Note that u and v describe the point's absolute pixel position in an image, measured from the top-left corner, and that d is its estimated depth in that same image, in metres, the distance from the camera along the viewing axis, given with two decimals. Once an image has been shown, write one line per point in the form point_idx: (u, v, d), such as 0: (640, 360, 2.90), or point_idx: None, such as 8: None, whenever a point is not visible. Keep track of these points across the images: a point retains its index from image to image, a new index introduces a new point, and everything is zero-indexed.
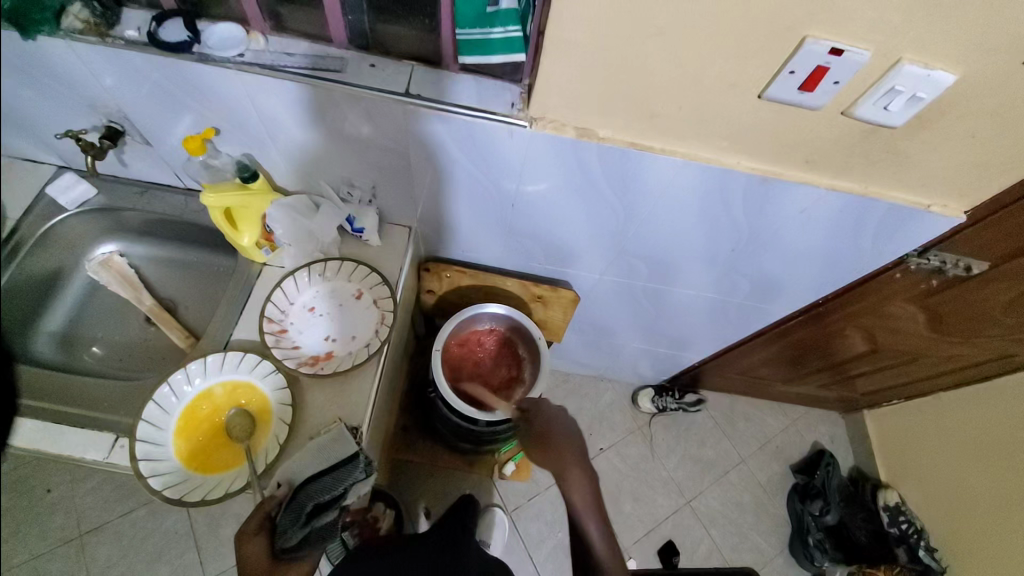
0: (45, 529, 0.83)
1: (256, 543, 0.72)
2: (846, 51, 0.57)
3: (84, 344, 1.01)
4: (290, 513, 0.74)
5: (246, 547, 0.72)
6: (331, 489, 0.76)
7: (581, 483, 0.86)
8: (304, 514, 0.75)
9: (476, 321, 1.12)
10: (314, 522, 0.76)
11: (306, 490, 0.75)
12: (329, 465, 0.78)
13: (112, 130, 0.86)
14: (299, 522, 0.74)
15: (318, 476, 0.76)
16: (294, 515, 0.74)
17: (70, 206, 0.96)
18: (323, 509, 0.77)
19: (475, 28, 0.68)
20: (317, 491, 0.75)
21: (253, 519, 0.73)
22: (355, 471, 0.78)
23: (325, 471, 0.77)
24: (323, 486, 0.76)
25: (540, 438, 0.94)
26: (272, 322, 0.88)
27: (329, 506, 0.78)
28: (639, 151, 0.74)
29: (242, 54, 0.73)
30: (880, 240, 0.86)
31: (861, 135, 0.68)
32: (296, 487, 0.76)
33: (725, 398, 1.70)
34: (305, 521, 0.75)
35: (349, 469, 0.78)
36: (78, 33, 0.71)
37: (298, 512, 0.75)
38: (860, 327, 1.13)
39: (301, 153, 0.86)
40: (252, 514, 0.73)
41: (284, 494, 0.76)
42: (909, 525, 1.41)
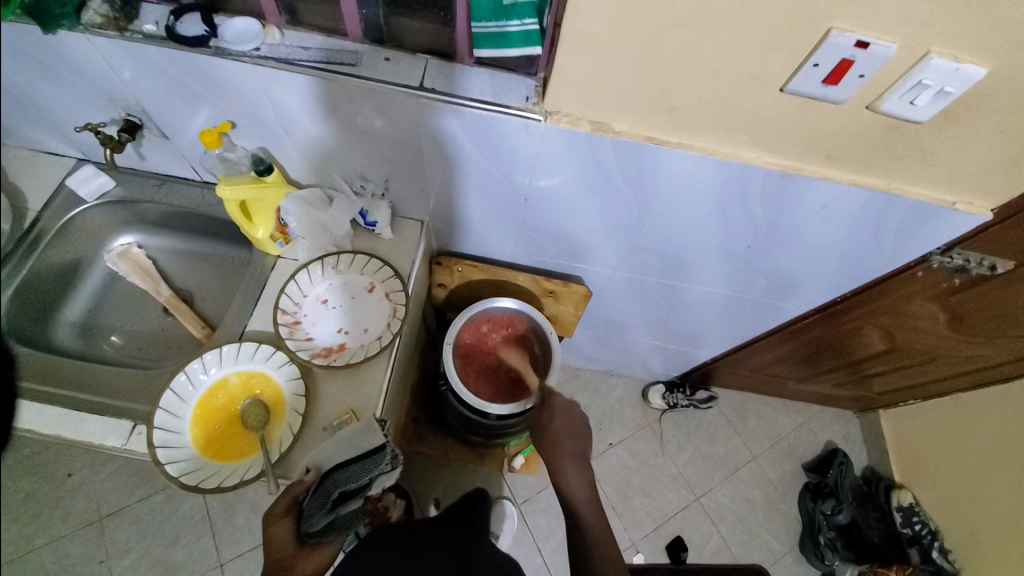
0: (66, 512, 0.85)
1: (282, 525, 0.73)
2: (873, 44, 0.55)
3: (103, 333, 1.03)
4: (317, 499, 0.74)
5: (273, 528, 0.73)
6: (357, 478, 0.77)
7: (579, 473, 0.93)
8: (331, 500, 0.75)
9: (492, 315, 1.11)
10: (338, 509, 0.76)
11: (335, 477, 0.76)
12: (358, 454, 0.79)
13: (130, 123, 0.87)
14: (325, 509, 0.74)
15: (346, 464, 0.77)
16: (320, 501, 0.75)
17: (89, 197, 0.98)
18: (347, 498, 0.78)
19: (491, 21, 0.67)
20: (344, 479, 0.76)
21: (283, 501, 0.74)
22: (381, 463, 0.79)
23: (353, 460, 0.78)
24: (350, 475, 0.77)
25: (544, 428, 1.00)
26: (286, 314, 0.89)
27: (352, 495, 0.78)
28: (655, 146, 0.73)
29: (257, 48, 0.72)
30: (902, 237, 0.83)
31: (886, 130, 0.66)
32: (323, 473, 0.77)
33: (737, 395, 1.69)
34: (330, 508, 0.75)
35: (376, 461, 0.79)
36: (97, 28, 0.72)
37: (325, 498, 0.75)
38: (878, 325, 1.11)
39: (314, 146, 0.86)
40: (280, 497, 0.75)
41: (313, 480, 0.76)
42: (923, 526, 1.39)
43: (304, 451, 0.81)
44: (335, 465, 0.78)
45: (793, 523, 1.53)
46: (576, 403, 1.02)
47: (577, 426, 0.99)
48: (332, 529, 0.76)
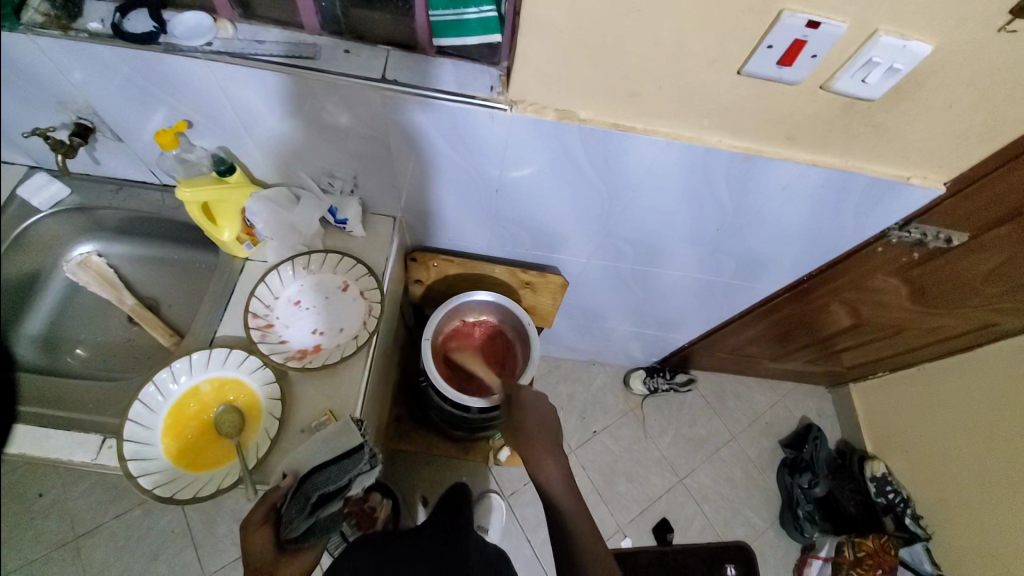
0: (39, 533, 0.82)
1: (261, 534, 0.71)
2: (823, 24, 0.57)
3: (67, 346, 0.99)
4: (296, 504, 0.73)
5: (252, 536, 0.70)
6: (336, 480, 0.77)
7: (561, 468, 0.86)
8: (310, 504, 0.75)
9: (481, 307, 1.11)
10: (318, 512, 0.76)
11: (312, 480, 0.75)
12: (336, 456, 0.78)
13: (81, 127, 0.83)
14: (304, 513, 0.74)
15: (323, 467, 0.76)
16: (300, 506, 0.74)
17: (43, 206, 0.94)
18: (327, 500, 0.77)
19: (449, 10, 0.66)
20: (322, 482, 0.75)
21: (262, 508, 0.72)
22: (358, 463, 0.80)
23: (332, 462, 0.77)
24: (328, 477, 0.76)
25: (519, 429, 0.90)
26: (257, 317, 0.87)
27: (333, 497, 0.78)
28: (621, 132, 0.74)
29: (210, 44, 0.70)
30: (861, 215, 0.86)
31: (840, 109, 0.68)
32: (302, 475, 0.75)
33: (715, 377, 1.73)
34: (310, 511, 0.75)
35: (354, 461, 0.79)
36: (39, 27, 0.69)
37: (304, 502, 0.74)
38: (845, 301, 1.14)
39: (278, 144, 0.84)
40: (258, 505, 0.72)
41: (291, 484, 0.74)
42: (896, 495, 1.45)
43: (282, 455, 0.80)
44: (310, 467, 0.76)
45: (773, 498, 1.58)
46: (546, 395, 0.96)
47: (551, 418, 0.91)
48: (314, 532, 0.75)
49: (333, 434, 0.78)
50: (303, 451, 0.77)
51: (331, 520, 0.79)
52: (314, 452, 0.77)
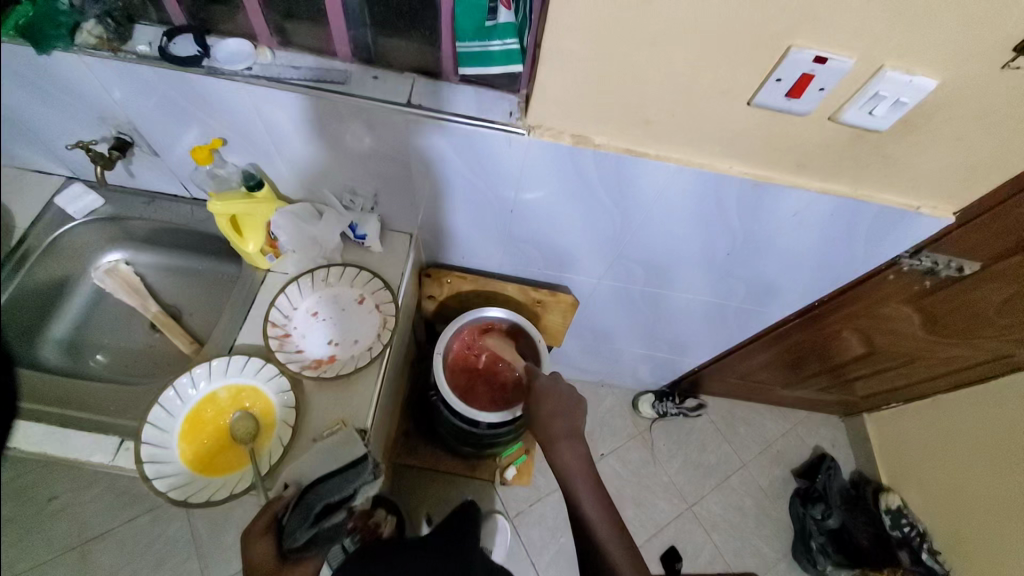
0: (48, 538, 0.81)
1: (263, 543, 0.71)
2: (830, 59, 0.59)
3: (90, 350, 1.02)
4: (299, 513, 0.74)
5: (254, 548, 0.71)
6: (340, 489, 0.76)
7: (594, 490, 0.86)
8: (317, 511, 0.74)
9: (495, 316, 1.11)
10: (321, 523, 0.74)
11: (317, 486, 0.76)
12: (340, 465, 0.78)
13: (121, 141, 0.88)
14: (306, 522, 0.73)
15: (328, 477, 0.77)
16: (302, 515, 0.74)
17: (77, 215, 0.99)
18: (331, 510, 0.76)
19: (475, 41, 0.69)
20: (326, 491, 0.75)
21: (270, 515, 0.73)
22: (363, 473, 0.78)
23: (336, 471, 0.77)
24: (332, 486, 0.76)
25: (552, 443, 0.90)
26: (277, 326, 0.90)
27: (337, 507, 0.77)
28: (634, 157, 0.76)
29: (249, 68, 0.75)
30: (872, 243, 0.87)
31: (849, 139, 0.70)
32: (308, 484, 0.77)
33: (725, 403, 1.72)
34: (313, 521, 0.74)
35: (357, 472, 0.78)
36: (91, 49, 0.74)
37: (307, 512, 0.74)
38: (857, 329, 1.14)
39: (304, 162, 0.88)
40: (260, 514, 0.73)
41: (296, 495, 0.76)
42: (912, 529, 1.42)
43: (292, 463, 0.81)
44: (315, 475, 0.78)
45: (784, 529, 1.54)
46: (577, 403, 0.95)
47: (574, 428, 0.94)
48: (321, 545, 0.74)
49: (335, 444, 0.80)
50: (307, 463, 0.79)
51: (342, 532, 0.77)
52: (317, 464, 0.79)
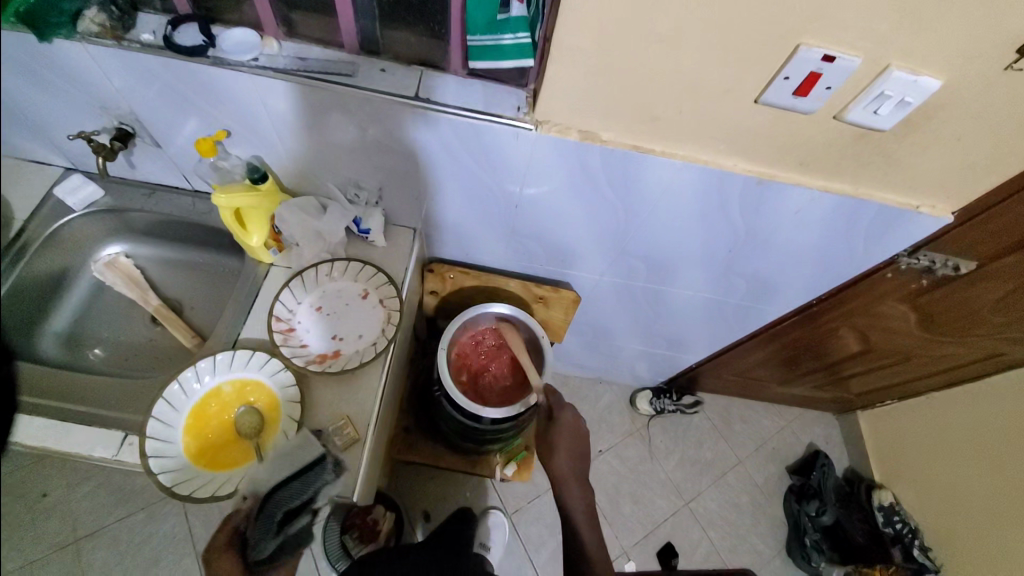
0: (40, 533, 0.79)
1: (227, 560, 0.71)
2: (838, 58, 0.60)
3: (88, 344, 1.01)
4: (260, 525, 0.73)
5: (219, 565, 0.71)
6: (300, 494, 0.75)
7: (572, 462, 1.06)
8: (281, 518, 0.74)
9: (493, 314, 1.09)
10: (286, 529, 0.75)
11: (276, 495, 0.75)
12: (299, 469, 0.76)
13: (123, 132, 0.88)
14: (271, 532, 0.73)
15: (286, 483, 0.75)
16: (264, 526, 0.73)
17: (77, 207, 0.97)
18: (295, 514, 0.76)
19: (486, 35, 0.68)
20: (286, 498, 0.75)
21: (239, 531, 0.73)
22: (322, 474, 0.77)
23: (294, 477, 0.76)
24: (291, 493, 0.75)
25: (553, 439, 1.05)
26: (280, 321, 0.89)
27: (300, 511, 0.76)
28: (641, 154, 0.76)
29: (256, 59, 0.74)
30: (872, 241, 0.89)
31: (852, 138, 0.71)
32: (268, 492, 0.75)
33: (723, 401, 1.73)
34: (277, 530, 0.74)
35: (317, 473, 0.77)
36: (95, 36, 0.73)
37: (269, 522, 0.73)
38: (854, 326, 1.16)
39: (310, 154, 0.88)
40: (220, 530, 0.73)
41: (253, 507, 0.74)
42: (903, 525, 1.44)
43: None
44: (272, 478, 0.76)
45: (779, 525, 1.56)
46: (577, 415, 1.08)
47: (577, 428, 1.06)
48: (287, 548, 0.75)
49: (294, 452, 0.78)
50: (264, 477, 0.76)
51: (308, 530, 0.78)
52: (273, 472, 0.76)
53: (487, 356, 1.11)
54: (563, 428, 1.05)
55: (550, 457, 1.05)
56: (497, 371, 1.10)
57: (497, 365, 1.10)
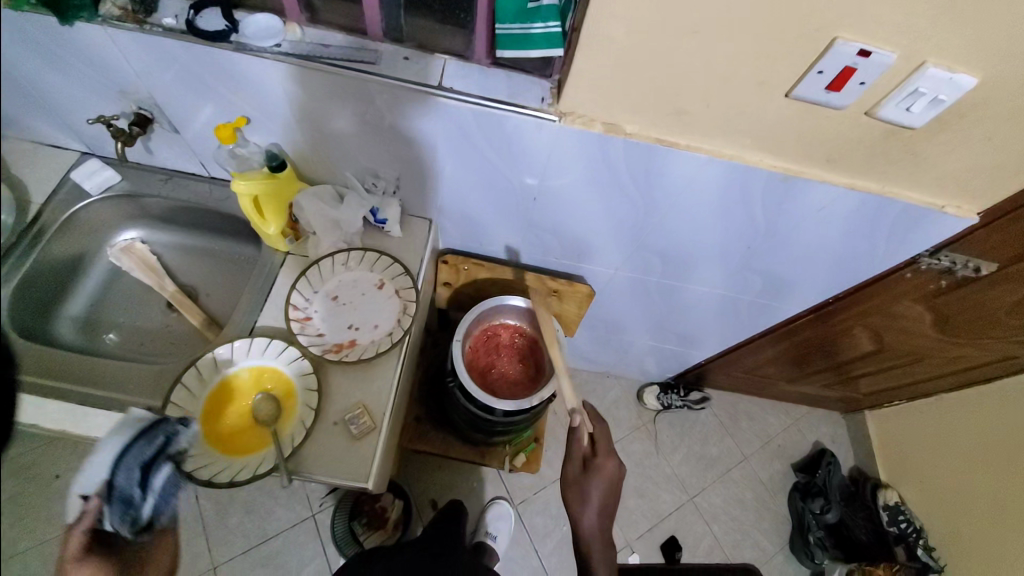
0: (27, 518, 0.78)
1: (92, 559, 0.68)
2: (873, 53, 0.59)
3: (104, 328, 1.02)
4: (118, 503, 0.67)
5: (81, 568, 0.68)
6: (146, 449, 0.70)
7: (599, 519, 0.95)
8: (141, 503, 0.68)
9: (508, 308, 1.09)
10: (151, 489, 0.69)
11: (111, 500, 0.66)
12: (143, 428, 0.72)
13: (141, 117, 0.87)
14: (135, 500, 0.68)
15: (129, 448, 0.69)
16: (124, 502, 0.67)
17: (94, 191, 0.98)
18: (150, 475, 0.70)
19: (515, 23, 0.67)
20: (135, 459, 0.69)
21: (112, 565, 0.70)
22: (168, 423, 0.73)
23: (139, 436, 0.71)
24: (137, 453, 0.69)
25: (586, 490, 0.96)
26: (296, 310, 0.89)
27: (158, 466, 0.70)
28: (665, 147, 0.76)
29: (279, 44, 0.73)
30: (894, 240, 0.88)
31: (881, 135, 0.70)
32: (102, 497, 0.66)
33: (730, 398, 1.73)
34: (142, 494, 0.68)
35: (164, 425, 0.73)
36: (116, 19, 0.73)
37: (125, 496, 0.67)
38: (867, 326, 1.15)
39: (328, 142, 0.87)
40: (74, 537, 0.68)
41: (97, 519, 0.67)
42: (908, 525, 1.44)
43: (315, 448, 0.81)
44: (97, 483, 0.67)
45: (783, 522, 1.57)
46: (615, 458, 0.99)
47: (613, 479, 0.98)
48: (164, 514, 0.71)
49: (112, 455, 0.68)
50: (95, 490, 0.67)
51: (178, 480, 0.73)
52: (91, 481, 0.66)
53: (501, 349, 1.10)
54: (597, 479, 0.97)
55: (576, 508, 0.97)
56: (510, 364, 1.10)
57: (511, 358, 1.10)
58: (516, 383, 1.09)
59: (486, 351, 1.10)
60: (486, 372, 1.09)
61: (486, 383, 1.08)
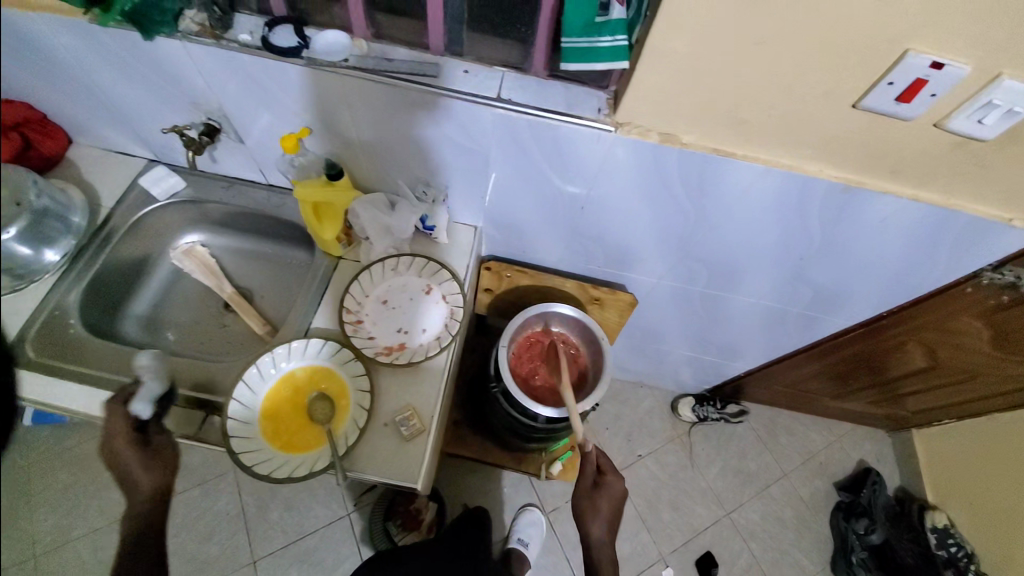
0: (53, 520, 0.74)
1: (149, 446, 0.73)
2: (948, 65, 0.58)
3: (165, 326, 1.06)
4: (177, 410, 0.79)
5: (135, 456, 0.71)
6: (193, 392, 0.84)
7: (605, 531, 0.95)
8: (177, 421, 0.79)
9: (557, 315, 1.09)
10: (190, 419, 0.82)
11: (153, 431, 0.74)
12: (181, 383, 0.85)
13: (210, 127, 0.92)
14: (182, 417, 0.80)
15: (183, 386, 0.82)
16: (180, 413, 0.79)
17: (161, 197, 1.03)
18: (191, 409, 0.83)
19: (582, 37, 0.66)
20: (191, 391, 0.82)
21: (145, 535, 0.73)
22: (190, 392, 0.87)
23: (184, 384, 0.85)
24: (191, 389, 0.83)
25: (592, 498, 0.96)
26: (350, 312, 0.92)
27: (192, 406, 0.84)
28: (721, 158, 0.75)
29: (346, 59, 0.77)
30: (957, 252, 0.85)
31: (949, 147, 0.68)
32: (136, 424, 0.72)
33: (768, 411, 1.69)
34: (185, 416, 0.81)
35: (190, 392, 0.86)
36: (194, 35, 0.77)
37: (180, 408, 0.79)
38: (922, 341, 1.12)
39: (383, 151, 0.90)
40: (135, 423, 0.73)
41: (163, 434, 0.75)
42: (958, 549, 1.37)
43: (367, 448, 0.83)
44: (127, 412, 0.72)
45: (824, 541, 1.52)
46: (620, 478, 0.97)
47: (619, 498, 0.96)
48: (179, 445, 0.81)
49: (129, 388, 0.74)
50: (119, 416, 0.72)
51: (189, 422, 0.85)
52: (148, 404, 0.73)
53: (544, 356, 1.10)
54: (606, 496, 0.96)
55: (585, 520, 0.95)
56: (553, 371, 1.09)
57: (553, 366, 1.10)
58: (557, 391, 1.08)
59: (529, 357, 1.10)
60: (529, 377, 1.09)
61: (528, 388, 1.08)
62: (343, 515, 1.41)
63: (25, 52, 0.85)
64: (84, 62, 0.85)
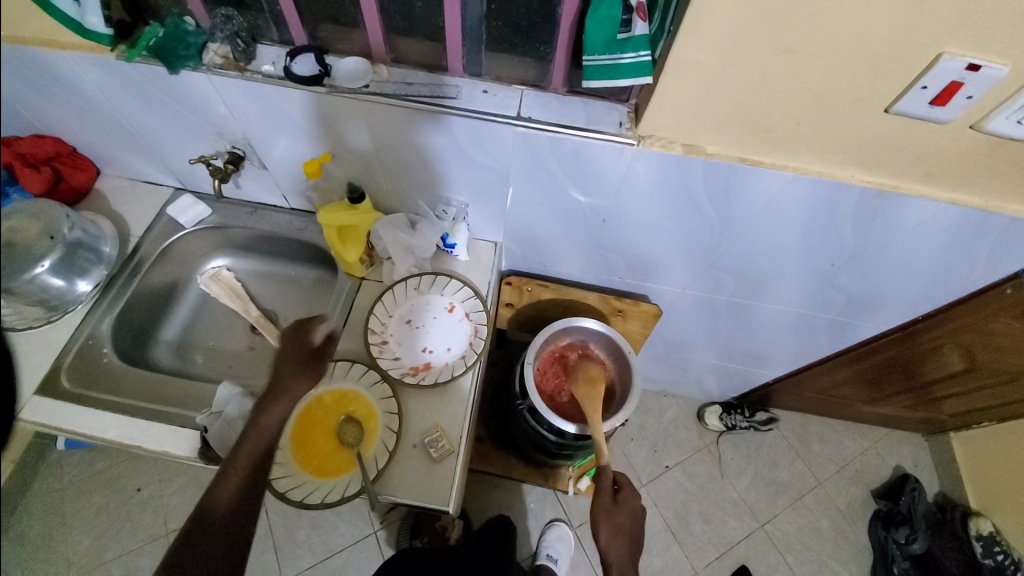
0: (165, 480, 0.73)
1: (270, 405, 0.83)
2: (984, 67, 0.56)
3: (194, 351, 1.07)
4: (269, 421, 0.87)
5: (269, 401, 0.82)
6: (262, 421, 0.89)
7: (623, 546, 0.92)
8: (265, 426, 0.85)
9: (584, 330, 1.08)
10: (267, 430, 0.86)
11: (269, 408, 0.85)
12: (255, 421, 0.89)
13: (235, 155, 0.94)
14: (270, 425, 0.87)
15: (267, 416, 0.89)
16: None
17: (188, 224, 1.05)
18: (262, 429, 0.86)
19: (605, 54, 0.66)
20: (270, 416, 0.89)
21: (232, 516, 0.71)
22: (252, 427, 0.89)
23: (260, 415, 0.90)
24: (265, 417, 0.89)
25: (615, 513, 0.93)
26: (375, 334, 0.92)
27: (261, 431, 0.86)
28: (749, 166, 0.74)
29: (366, 85, 0.77)
30: (997, 255, 0.82)
31: (986, 149, 0.66)
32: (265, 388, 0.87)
33: (797, 418, 1.65)
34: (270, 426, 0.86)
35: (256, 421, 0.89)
36: (218, 67, 0.79)
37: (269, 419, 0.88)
38: (960, 344, 1.08)
39: (404, 173, 0.91)
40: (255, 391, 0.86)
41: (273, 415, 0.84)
42: (1005, 556, 1.34)
43: (398, 470, 0.83)
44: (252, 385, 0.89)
45: (863, 553, 1.47)
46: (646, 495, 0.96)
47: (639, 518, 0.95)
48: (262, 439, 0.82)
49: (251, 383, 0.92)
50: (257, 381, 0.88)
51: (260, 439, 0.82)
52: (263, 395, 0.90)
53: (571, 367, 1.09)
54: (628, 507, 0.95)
55: (602, 537, 0.92)
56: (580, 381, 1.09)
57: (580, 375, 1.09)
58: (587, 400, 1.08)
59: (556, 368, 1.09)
60: (557, 389, 1.09)
61: (557, 400, 1.08)
62: (371, 533, 1.41)
63: (57, 90, 0.87)
64: (112, 97, 0.87)
